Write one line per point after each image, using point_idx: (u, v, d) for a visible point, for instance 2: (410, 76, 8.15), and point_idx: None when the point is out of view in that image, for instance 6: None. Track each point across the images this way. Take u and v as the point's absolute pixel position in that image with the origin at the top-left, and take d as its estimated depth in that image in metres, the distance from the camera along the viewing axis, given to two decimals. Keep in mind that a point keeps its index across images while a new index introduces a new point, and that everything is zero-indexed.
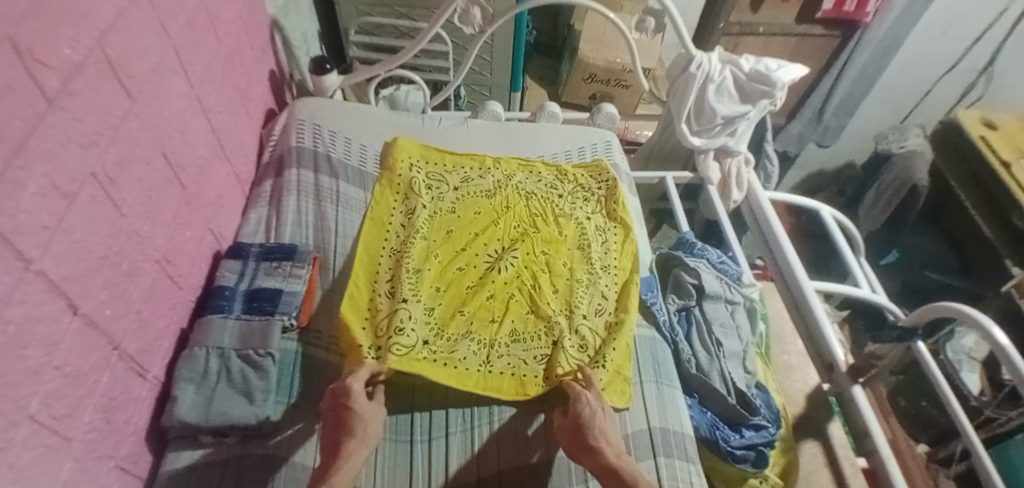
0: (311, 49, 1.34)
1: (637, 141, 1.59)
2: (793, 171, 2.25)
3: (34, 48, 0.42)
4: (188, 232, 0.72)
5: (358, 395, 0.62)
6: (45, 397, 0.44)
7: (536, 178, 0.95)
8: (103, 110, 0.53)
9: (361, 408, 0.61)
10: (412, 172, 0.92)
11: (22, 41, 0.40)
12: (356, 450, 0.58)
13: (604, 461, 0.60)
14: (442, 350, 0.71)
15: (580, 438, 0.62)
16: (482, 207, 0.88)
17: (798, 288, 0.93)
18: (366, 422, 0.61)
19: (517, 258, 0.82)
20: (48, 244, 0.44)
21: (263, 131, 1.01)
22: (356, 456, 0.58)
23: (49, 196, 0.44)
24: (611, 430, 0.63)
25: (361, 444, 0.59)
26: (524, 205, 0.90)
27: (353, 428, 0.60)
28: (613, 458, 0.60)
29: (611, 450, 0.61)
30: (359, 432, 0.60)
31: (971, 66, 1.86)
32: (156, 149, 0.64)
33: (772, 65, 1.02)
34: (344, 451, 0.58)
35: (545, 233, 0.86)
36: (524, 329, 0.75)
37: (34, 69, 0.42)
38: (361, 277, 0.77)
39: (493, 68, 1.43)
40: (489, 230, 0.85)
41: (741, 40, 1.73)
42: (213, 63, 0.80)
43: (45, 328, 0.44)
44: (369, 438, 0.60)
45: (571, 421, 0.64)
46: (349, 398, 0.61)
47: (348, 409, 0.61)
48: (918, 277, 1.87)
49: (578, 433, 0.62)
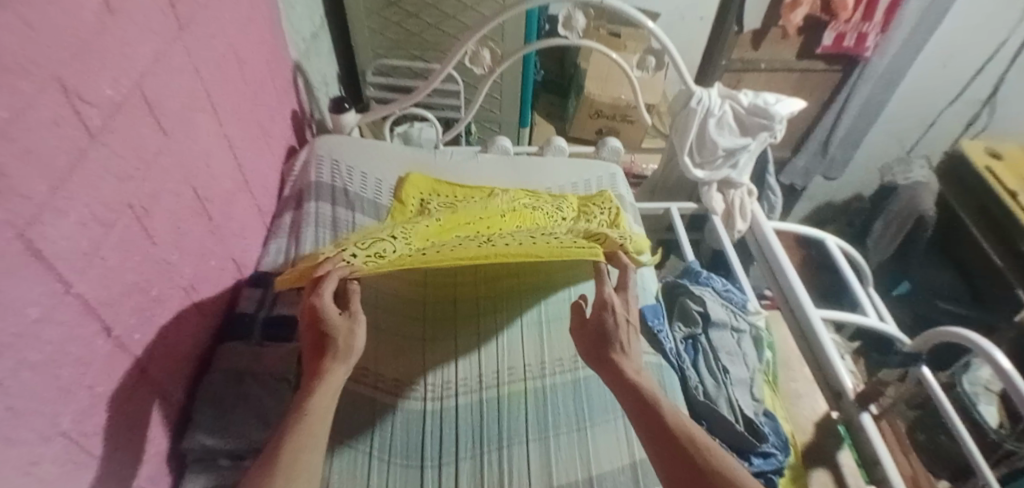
0: (331, 90, 1.42)
1: (643, 174, 1.63)
2: (801, 203, 2.27)
3: (79, 88, 0.47)
4: (212, 261, 0.76)
5: (329, 307, 0.60)
6: (76, 413, 0.47)
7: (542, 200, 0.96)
8: (140, 146, 0.58)
9: (332, 318, 0.59)
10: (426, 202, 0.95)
11: (67, 82, 0.45)
12: (334, 368, 0.56)
13: (623, 377, 0.58)
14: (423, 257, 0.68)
15: (599, 351, 0.62)
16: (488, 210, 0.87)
17: (804, 315, 0.94)
18: (341, 335, 0.58)
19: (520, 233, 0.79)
20: (86, 270, 0.48)
21: (285, 167, 1.07)
22: (334, 375, 0.55)
23: (89, 225, 0.48)
24: (633, 346, 0.62)
25: (339, 362, 0.57)
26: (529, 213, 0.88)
27: (329, 344, 0.58)
28: (630, 373, 0.59)
29: (629, 366, 0.59)
30: (338, 349, 0.57)
31: (975, 97, 1.90)
32: (186, 183, 0.68)
33: (771, 100, 1.06)
34: (323, 370, 0.56)
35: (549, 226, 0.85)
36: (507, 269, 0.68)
37: (78, 107, 0.47)
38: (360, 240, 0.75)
39: (503, 105, 1.50)
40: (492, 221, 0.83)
41: (743, 76, 1.78)
42: (240, 103, 0.86)
43: (80, 349, 0.48)
44: (348, 353, 0.57)
45: (593, 331, 0.64)
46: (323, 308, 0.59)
47: (323, 324, 0.58)
48: (928, 307, 1.84)
49: (598, 343, 0.63)
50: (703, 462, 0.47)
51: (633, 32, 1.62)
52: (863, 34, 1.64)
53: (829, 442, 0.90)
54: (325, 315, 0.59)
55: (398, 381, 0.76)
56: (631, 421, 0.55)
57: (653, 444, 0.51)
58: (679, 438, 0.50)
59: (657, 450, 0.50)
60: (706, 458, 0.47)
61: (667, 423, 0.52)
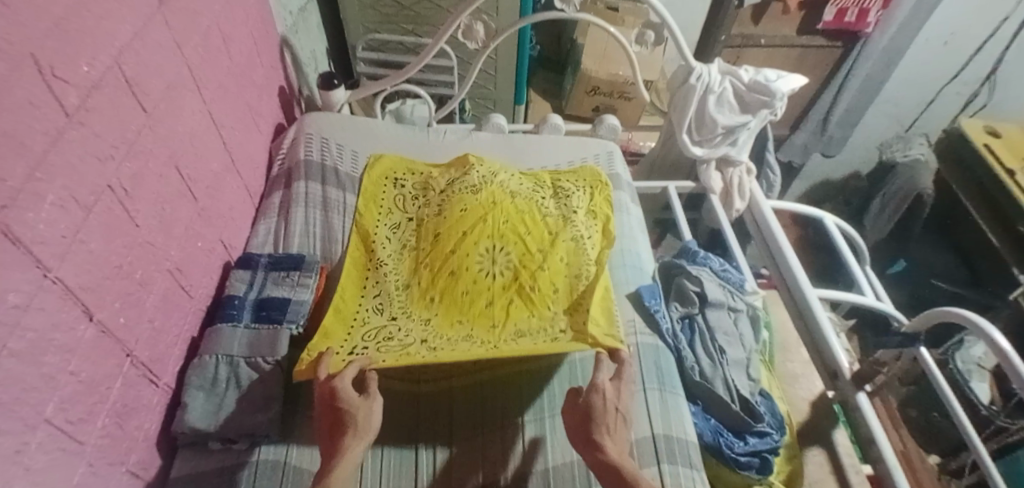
0: (321, 65, 1.37)
1: (640, 152, 1.60)
2: (799, 181, 2.25)
3: (55, 66, 0.44)
4: (199, 243, 0.74)
5: (348, 393, 0.61)
6: (62, 401, 0.46)
7: (518, 179, 0.93)
8: (120, 125, 0.55)
9: (353, 406, 0.60)
10: (397, 187, 0.93)
11: (41, 59, 0.42)
12: (353, 445, 0.58)
13: (603, 456, 0.59)
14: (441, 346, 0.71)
15: (584, 432, 0.62)
16: (469, 204, 0.85)
17: (801, 295, 0.94)
18: (358, 417, 0.59)
19: (511, 259, 0.81)
20: (66, 254, 0.46)
21: (273, 145, 1.04)
22: (353, 450, 0.57)
23: (68, 207, 0.46)
24: (620, 428, 0.63)
25: (357, 440, 0.58)
26: (511, 202, 0.87)
27: (348, 425, 0.59)
28: (613, 455, 0.59)
29: (613, 447, 0.60)
30: (355, 426, 0.59)
31: (974, 75, 1.87)
32: (170, 163, 0.66)
33: (772, 76, 1.03)
34: (341, 448, 0.57)
35: (536, 234, 0.84)
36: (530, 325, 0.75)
37: (55, 85, 0.44)
38: (349, 285, 0.78)
39: (497, 82, 1.46)
40: (478, 227, 0.82)
41: (743, 52, 1.74)
42: (225, 80, 0.83)
43: (63, 335, 0.46)
44: (365, 433, 0.59)
45: (580, 409, 0.64)
46: (341, 395, 0.61)
47: (342, 410, 0.60)
48: (925, 287, 1.88)
49: (584, 423, 0.62)
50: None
51: (633, 6, 1.58)
52: (866, 10, 1.60)
53: (825, 421, 0.91)
54: (342, 399, 0.60)
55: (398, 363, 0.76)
56: None
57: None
58: None
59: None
60: None
61: None
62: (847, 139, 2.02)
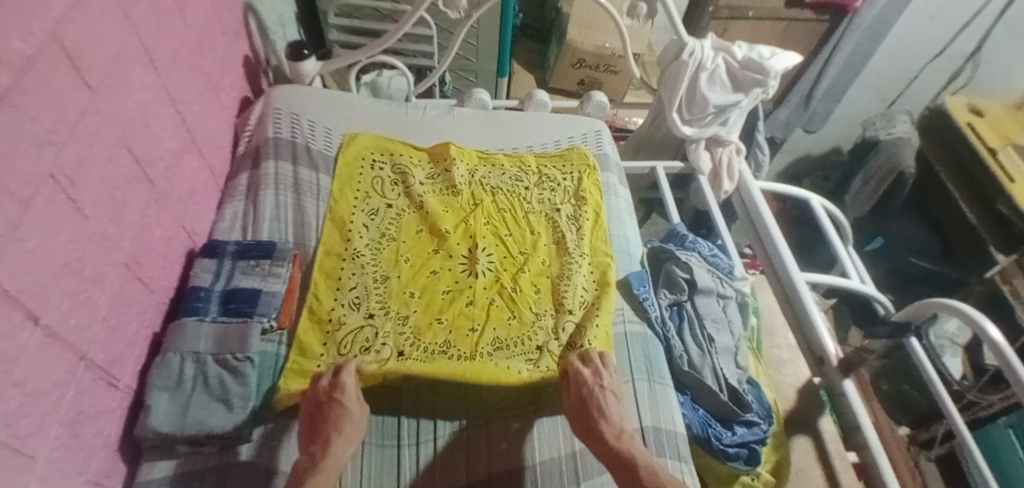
0: (289, 32, 1.28)
1: (626, 128, 1.57)
2: (780, 157, 2.24)
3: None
4: (158, 231, 0.68)
5: (351, 395, 0.62)
6: (5, 417, 0.41)
7: (499, 172, 0.93)
8: (60, 105, 0.49)
9: (350, 404, 0.61)
10: (373, 168, 0.89)
11: None
12: (340, 444, 0.59)
13: (606, 444, 0.62)
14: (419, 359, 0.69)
15: (584, 418, 0.64)
16: (449, 206, 0.86)
17: (789, 281, 0.92)
18: (355, 422, 0.61)
19: (493, 261, 0.80)
20: (3, 254, 0.41)
21: (238, 120, 0.96)
22: (340, 452, 0.59)
23: (2, 201, 0.41)
24: (613, 408, 0.65)
25: (347, 440, 0.60)
26: (491, 201, 0.88)
27: (341, 423, 0.60)
28: (612, 440, 0.62)
29: (611, 432, 0.63)
30: (346, 430, 0.60)
31: (959, 52, 1.86)
32: (121, 145, 0.60)
33: (765, 53, 0.99)
34: (331, 445, 0.58)
35: (519, 235, 0.84)
36: (507, 336, 0.73)
37: None
38: (322, 284, 0.74)
39: (479, 53, 1.39)
40: (460, 229, 0.83)
41: (730, 25, 1.70)
42: (182, 50, 0.75)
43: (4, 345, 0.41)
44: (356, 433, 0.61)
45: (576, 400, 0.66)
46: (342, 394, 0.61)
47: (337, 405, 0.61)
48: (902, 264, 1.92)
49: (583, 411, 0.65)
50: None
51: None
52: None
53: (811, 409, 0.92)
54: (346, 396, 0.62)
55: None
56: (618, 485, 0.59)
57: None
58: None
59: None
60: None
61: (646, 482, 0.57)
62: (831, 114, 2.02)
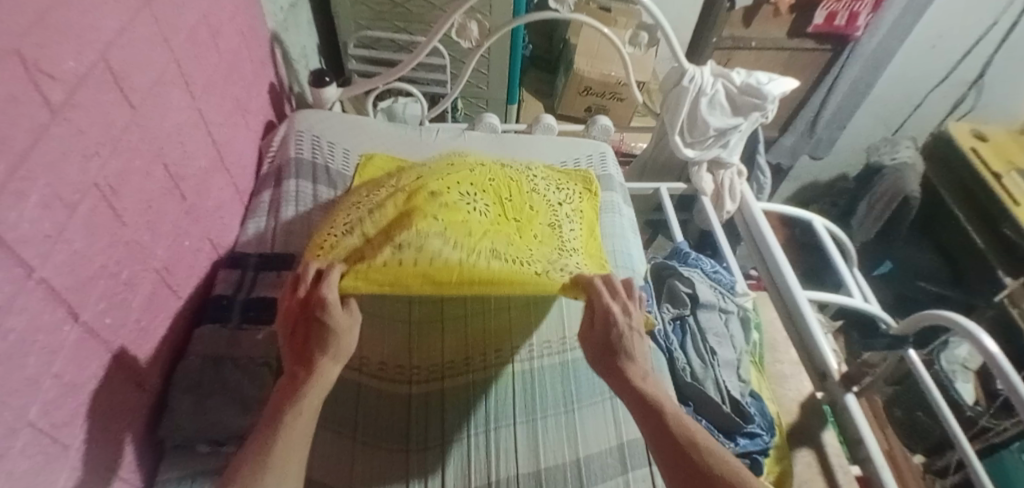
0: (311, 62, 1.35)
1: (632, 152, 1.61)
2: (787, 183, 2.27)
3: (41, 62, 0.43)
4: (187, 241, 0.72)
5: (335, 308, 0.56)
6: (44, 404, 0.44)
7: (509, 163, 0.94)
8: (106, 122, 0.54)
9: (335, 321, 0.56)
10: (382, 171, 0.90)
11: (29, 56, 0.41)
12: (327, 367, 0.55)
13: (631, 383, 0.58)
14: (412, 250, 0.65)
15: (608, 360, 0.60)
16: (455, 164, 0.84)
17: (791, 297, 0.94)
18: (341, 338, 0.56)
19: (493, 208, 0.78)
20: (49, 253, 0.45)
21: (263, 142, 1.02)
22: (326, 372, 0.55)
23: (51, 205, 0.45)
24: (640, 348, 0.61)
25: (333, 362, 0.56)
26: (500, 172, 0.85)
27: (325, 342, 0.56)
28: (637, 381, 0.58)
29: (637, 371, 0.59)
30: (332, 349, 0.56)
31: (961, 79, 1.90)
32: (157, 160, 0.64)
33: (763, 79, 1.04)
34: (316, 366, 0.55)
35: (520, 202, 0.81)
36: (505, 249, 0.70)
37: (39, 81, 0.43)
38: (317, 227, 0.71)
39: (490, 81, 1.45)
40: (461, 177, 0.80)
41: (733, 54, 1.76)
42: (214, 75, 0.81)
43: (46, 336, 0.45)
44: (343, 355, 0.57)
45: (601, 338, 0.61)
46: (325, 312, 0.56)
47: (321, 323, 0.56)
48: (910, 288, 1.92)
49: (609, 350, 0.60)
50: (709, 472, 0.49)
51: (625, 6, 1.57)
52: (855, 14, 1.62)
53: (815, 423, 0.92)
54: (330, 313, 0.56)
55: (381, 361, 0.74)
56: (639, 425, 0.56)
57: (661, 448, 0.53)
58: (678, 441, 0.52)
59: (667, 456, 0.52)
60: (705, 458, 0.50)
61: (670, 425, 0.54)
62: (836, 141, 2.05)
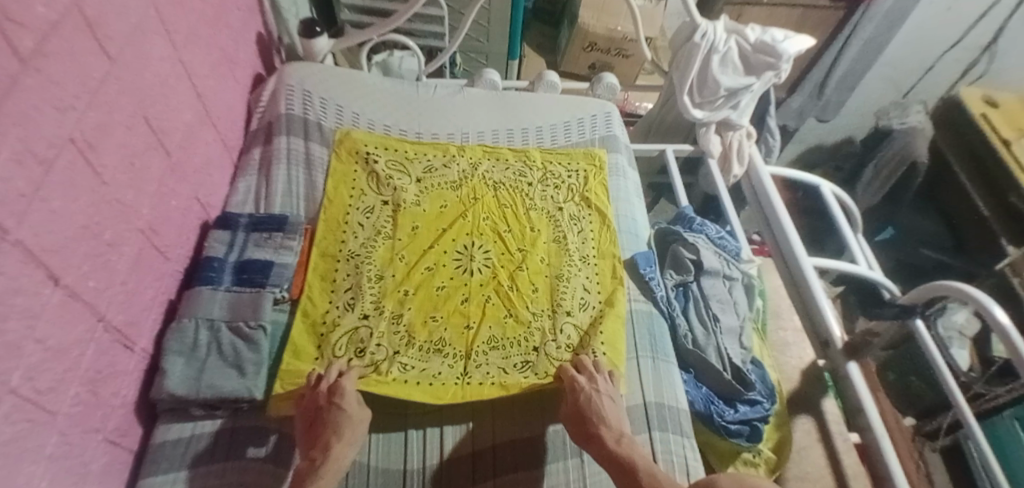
0: (301, 11, 1.28)
1: (636, 113, 1.56)
2: (792, 147, 2.22)
3: (7, 6, 0.38)
4: (173, 201, 0.69)
5: (350, 397, 0.62)
6: (28, 371, 0.43)
7: (502, 166, 0.92)
8: (81, 72, 0.49)
9: (349, 408, 0.61)
10: (369, 163, 0.87)
11: None
12: (341, 451, 0.58)
13: (607, 449, 0.61)
14: (416, 358, 0.69)
15: (582, 427, 0.63)
16: (448, 200, 0.86)
17: (796, 265, 0.92)
18: (355, 424, 0.61)
19: (490, 258, 0.80)
20: (26, 213, 0.42)
21: (251, 96, 0.97)
22: (341, 459, 0.58)
23: (24, 162, 0.42)
24: (612, 413, 0.64)
25: (345, 447, 0.59)
26: (492, 196, 0.88)
27: (338, 428, 0.59)
28: (612, 446, 0.61)
29: (611, 437, 0.62)
30: (347, 434, 0.59)
31: (975, 44, 1.83)
32: (139, 115, 0.61)
33: (779, 36, 0.98)
34: (330, 451, 0.58)
35: (518, 231, 0.84)
36: (503, 335, 0.73)
37: (7, 28, 0.39)
38: (315, 277, 0.75)
39: (490, 35, 1.38)
40: (456, 225, 0.83)
41: (744, 10, 1.68)
42: (198, 25, 0.76)
43: (26, 300, 0.42)
44: (354, 441, 0.60)
45: (573, 408, 0.65)
46: (342, 397, 0.61)
47: (336, 408, 0.60)
48: (912, 254, 1.90)
49: (580, 421, 0.64)
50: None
51: None
52: None
53: (814, 390, 0.92)
54: (345, 400, 0.61)
55: None
56: None
57: None
58: None
59: None
60: None
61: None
62: (844, 103, 1.99)
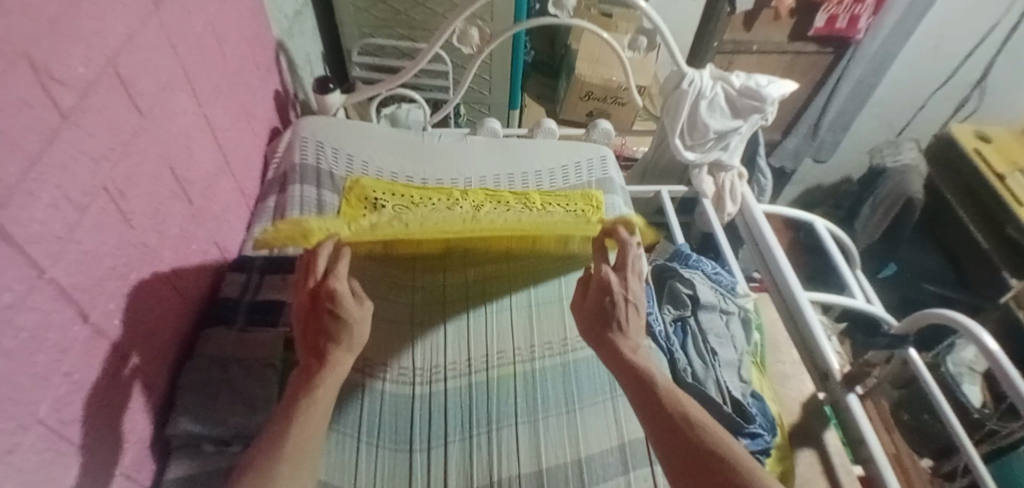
0: (316, 69, 1.38)
1: (633, 157, 1.62)
2: (790, 186, 2.27)
3: (50, 67, 0.44)
4: (193, 245, 0.74)
5: (345, 301, 0.59)
6: (54, 402, 0.45)
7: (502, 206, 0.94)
8: (114, 126, 0.55)
9: (350, 314, 0.59)
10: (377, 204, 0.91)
11: (38, 60, 0.42)
12: (339, 359, 0.58)
13: (622, 358, 0.62)
14: None
15: (597, 326, 0.66)
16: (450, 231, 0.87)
17: (793, 298, 0.94)
18: (354, 328, 0.59)
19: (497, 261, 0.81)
20: (61, 254, 0.46)
21: (268, 148, 1.04)
22: (343, 365, 0.58)
23: (62, 208, 0.46)
24: (631, 323, 0.65)
25: (345, 354, 0.59)
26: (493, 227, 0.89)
27: (341, 335, 0.59)
28: (630, 357, 0.62)
29: (628, 348, 0.63)
30: (346, 342, 0.59)
31: (964, 80, 1.90)
32: (164, 164, 0.66)
33: (762, 81, 1.05)
34: (331, 358, 0.58)
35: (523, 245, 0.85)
36: None
37: (49, 85, 0.44)
38: None
39: (492, 86, 1.47)
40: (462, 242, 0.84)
41: (734, 58, 1.77)
42: (220, 82, 0.83)
43: (57, 335, 0.46)
44: (354, 348, 0.59)
45: (593, 308, 0.67)
46: (337, 306, 0.58)
47: (335, 318, 0.58)
48: (916, 289, 1.91)
49: (600, 318, 0.66)
50: (692, 436, 0.52)
51: (625, 11, 1.58)
52: (856, 16, 1.62)
53: (816, 422, 0.92)
54: (341, 304, 0.59)
55: (387, 366, 0.76)
56: (633, 404, 0.58)
57: (647, 419, 0.56)
58: (667, 411, 0.55)
59: (650, 419, 0.56)
60: (694, 431, 0.52)
61: (661, 399, 0.56)
62: (839, 143, 2.05)
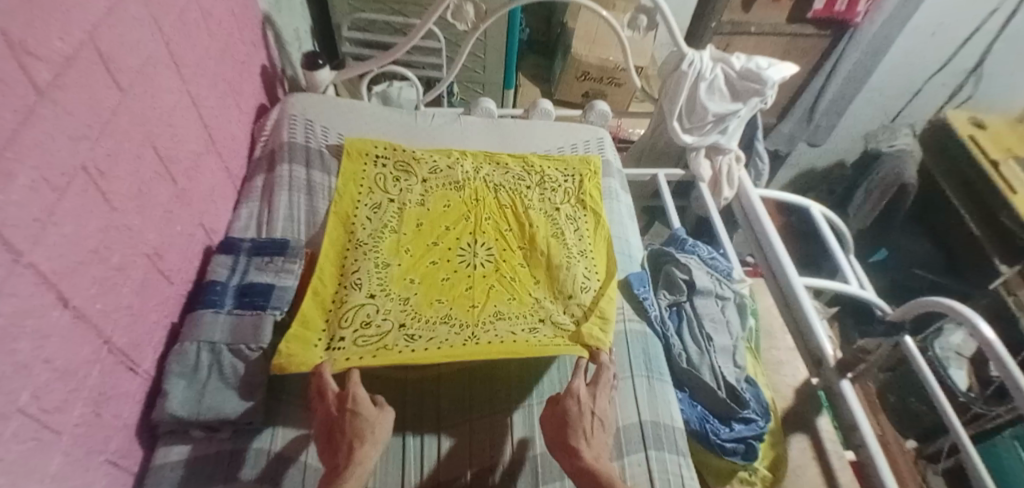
0: (305, 44, 1.33)
1: (629, 139, 1.60)
2: (784, 170, 2.26)
3: (26, 42, 0.41)
4: (178, 227, 0.71)
5: (362, 400, 0.62)
6: (36, 391, 0.44)
7: (502, 171, 0.95)
8: (94, 104, 0.52)
9: (368, 414, 0.61)
10: (376, 167, 0.89)
11: (11, 34, 0.39)
12: (366, 453, 0.58)
13: (580, 460, 0.61)
14: (421, 331, 0.70)
15: (561, 435, 0.64)
16: (452, 200, 0.88)
17: (787, 283, 0.94)
18: (375, 425, 0.60)
19: (492, 253, 0.82)
20: (41, 237, 0.44)
21: (255, 125, 1.01)
22: (367, 461, 0.58)
23: (41, 189, 0.44)
24: (596, 434, 0.64)
25: (371, 447, 0.59)
26: (493, 198, 0.90)
27: (358, 434, 0.59)
28: (590, 460, 0.61)
29: (589, 453, 0.62)
30: (370, 437, 0.59)
31: (959, 68, 1.89)
32: (147, 144, 0.63)
33: (763, 64, 1.02)
34: (357, 455, 0.58)
35: (518, 230, 0.86)
36: (509, 311, 0.75)
37: (25, 62, 0.41)
38: (327, 269, 0.76)
39: (486, 65, 1.43)
40: (460, 224, 0.85)
41: (733, 39, 1.74)
42: (205, 58, 0.79)
43: (36, 321, 0.44)
44: (378, 442, 0.60)
45: (556, 415, 0.65)
46: (355, 403, 0.61)
47: (354, 415, 0.60)
48: (906, 275, 1.93)
49: (561, 430, 0.64)
50: None
51: None
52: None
53: (810, 408, 0.94)
54: (360, 405, 0.61)
55: None
56: None
57: None
58: None
59: None
60: None
61: None
62: (834, 128, 2.04)
